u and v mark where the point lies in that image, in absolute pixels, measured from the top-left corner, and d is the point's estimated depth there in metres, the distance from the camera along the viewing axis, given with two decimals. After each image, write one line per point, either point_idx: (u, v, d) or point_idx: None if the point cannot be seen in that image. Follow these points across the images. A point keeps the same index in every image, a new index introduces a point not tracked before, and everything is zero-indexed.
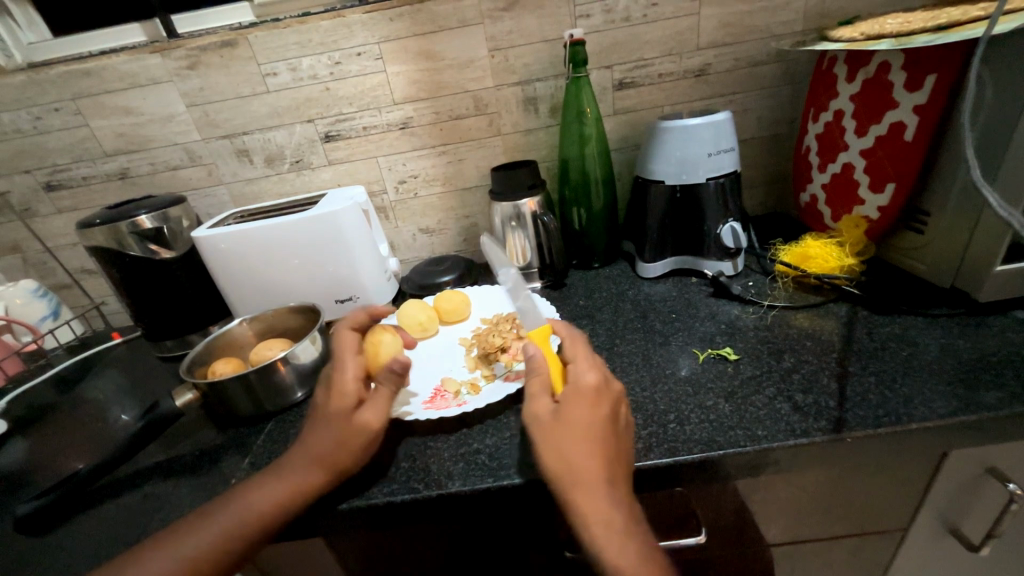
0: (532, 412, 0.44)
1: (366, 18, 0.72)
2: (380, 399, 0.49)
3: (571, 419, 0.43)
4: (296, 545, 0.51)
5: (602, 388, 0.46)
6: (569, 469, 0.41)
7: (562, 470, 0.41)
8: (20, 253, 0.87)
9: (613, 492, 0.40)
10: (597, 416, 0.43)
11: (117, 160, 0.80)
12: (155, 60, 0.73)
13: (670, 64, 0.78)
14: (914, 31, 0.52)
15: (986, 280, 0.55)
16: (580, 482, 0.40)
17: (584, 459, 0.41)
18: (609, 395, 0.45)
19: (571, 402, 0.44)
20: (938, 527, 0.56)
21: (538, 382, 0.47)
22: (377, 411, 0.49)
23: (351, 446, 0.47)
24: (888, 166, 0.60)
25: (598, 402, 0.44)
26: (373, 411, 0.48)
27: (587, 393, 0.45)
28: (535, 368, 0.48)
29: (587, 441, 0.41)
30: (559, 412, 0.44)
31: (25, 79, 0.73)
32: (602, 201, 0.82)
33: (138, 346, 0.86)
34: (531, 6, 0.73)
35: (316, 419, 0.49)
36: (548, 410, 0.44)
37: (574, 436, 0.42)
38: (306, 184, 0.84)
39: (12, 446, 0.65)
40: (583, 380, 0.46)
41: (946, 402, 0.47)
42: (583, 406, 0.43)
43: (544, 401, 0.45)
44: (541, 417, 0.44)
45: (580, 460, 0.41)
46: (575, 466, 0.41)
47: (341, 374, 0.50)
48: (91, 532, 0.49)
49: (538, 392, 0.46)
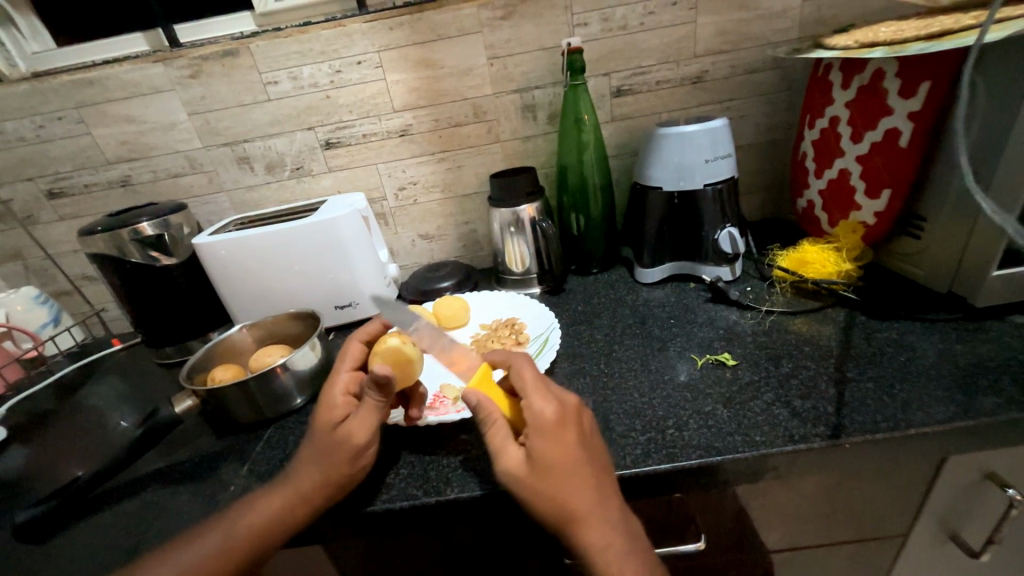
0: (505, 470, 0.41)
1: (366, 27, 0.73)
2: (365, 414, 0.48)
3: (548, 464, 0.40)
4: (294, 553, 0.51)
5: (565, 414, 0.43)
6: (564, 512, 0.40)
7: (556, 514, 0.40)
8: (21, 260, 0.88)
9: (610, 516, 0.40)
10: (571, 453, 0.41)
11: (119, 167, 0.81)
12: (157, 70, 0.74)
13: (667, 71, 0.79)
14: (907, 39, 0.52)
15: (983, 286, 0.55)
16: (579, 521, 0.40)
17: (577, 500, 0.40)
18: (575, 421, 0.43)
19: (541, 445, 0.41)
20: (938, 533, 0.56)
21: (500, 432, 0.43)
22: (364, 426, 0.47)
23: (336, 461, 0.46)
24: (883, 172, 0.60)
25: (568, 434, 0.42)
26: (357, 425, 0.47)
27: (553, 429, 0.42)
28: (488, 415, 0.43)
29: (572, 484, 0.40)
30: (533, 458, 0.41)
31: (29, 88, 0.74)
32: (600, 207, 0.82)
33: (138, 353, 0.86)
34: (530, 15, 0.74)
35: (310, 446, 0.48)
36: (520, 459, 0.41)
37: (557, 484, 0.40)
38: (306, 191, 0.85)
39: (12, 453, 0.65)
40: (545, 414, 0.42)
41: (944, 407, 0.47)
42: (555, 446, 0.41)
43: (513, 451, 0.42)
44: (519, 472, 0.41)
45: (572, 503, 0.40)
46: (569, 508, 0.40)
47: (328, 393, 0.50)
48: (88, 540, 0.49)
49: (502, 443, 0.42)
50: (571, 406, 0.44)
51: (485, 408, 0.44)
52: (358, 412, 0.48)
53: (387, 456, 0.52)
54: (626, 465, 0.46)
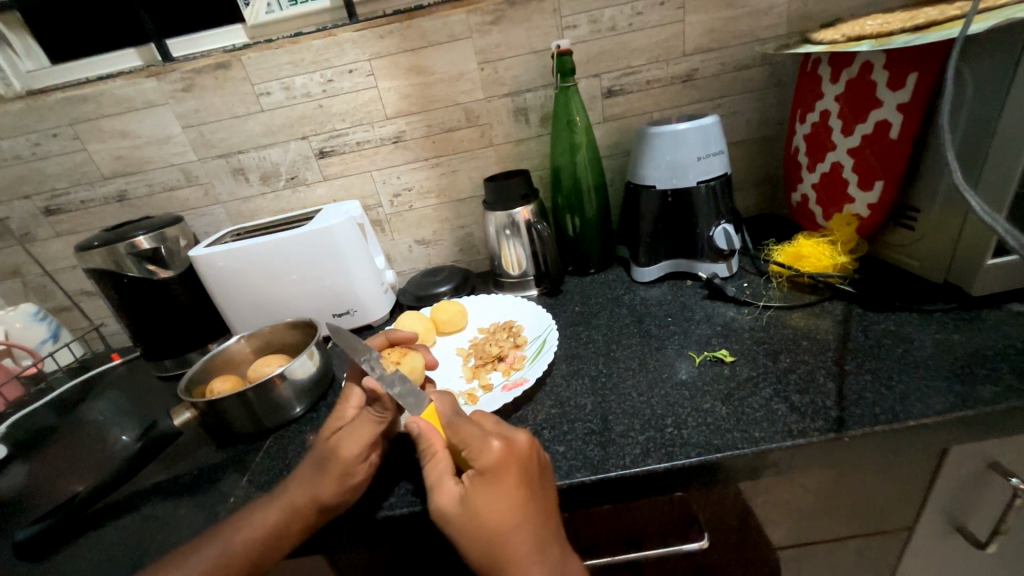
0: (437, 505, 0.40)
1: (356, 36, 0.73)
2: (361, 428, 0.48)
3: (482, 508, 0.39)
4: (296, 566, 0.51)
5: (511, 454, 0.41)
6: (496, 561, 0.38)
7: (484, 559, 0.39)
8: (20, 277, 0.88)
9: (548, 561, 0.39)
10: (509, 496, 0.39)
11: (115, 182, 0.81)
12: (150, 84, 0.74)
13: (658, 70, 0.79)
14: (893, 31, 0.53)
15: (977, 276, 0.55)
16: (510, 567, 0.38)
17: (511, 545, 0.38)
18: (522, 460, 0.41)
19: (479, 485, 0.40)
20: (945, 525, 0.56)
21: (439, 467, 0.42)
22: (359, 440, 0.47)
23: (322, 476, 0.45)
24: (875, 164, 0.60)
25: (511, 476, 0.40)
26: (350, 439, 0.47)
27: (495, 470, 0.40)
28: (429, 447, 0.43)
29: (508, 531, 0.39)
30: (467, 498, 0.40)
31: (24, 107, 0.75)
32: (595, 207, 0.82)
33: (138, 366, 0.86)
34: (519, 18, 0.74)
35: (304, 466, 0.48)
36: (455, 497, 0.40)
37: (491, 529, 0.39)
38: (301, 200, 0.85)
39: (13, 471, 0.65)
40: (487, 453, 0.41)
41: (943, 398, 0.46)
42: (493, 488, 0.40)
43: (448, 487, 0.41)
44: (450, 509, 0.40)
45: (503, 549, 0.38)
46: (502, 555, 0.38)
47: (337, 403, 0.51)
48: (88, 556, 0.49)
49: (439, 479, 0.41)
50: (522, 444, 0.42)
51: (432, 440, 0.43)
52: (352, 427, 0.48)
53: (386, 462, 0.51)
54: (625, 465, 0.46)
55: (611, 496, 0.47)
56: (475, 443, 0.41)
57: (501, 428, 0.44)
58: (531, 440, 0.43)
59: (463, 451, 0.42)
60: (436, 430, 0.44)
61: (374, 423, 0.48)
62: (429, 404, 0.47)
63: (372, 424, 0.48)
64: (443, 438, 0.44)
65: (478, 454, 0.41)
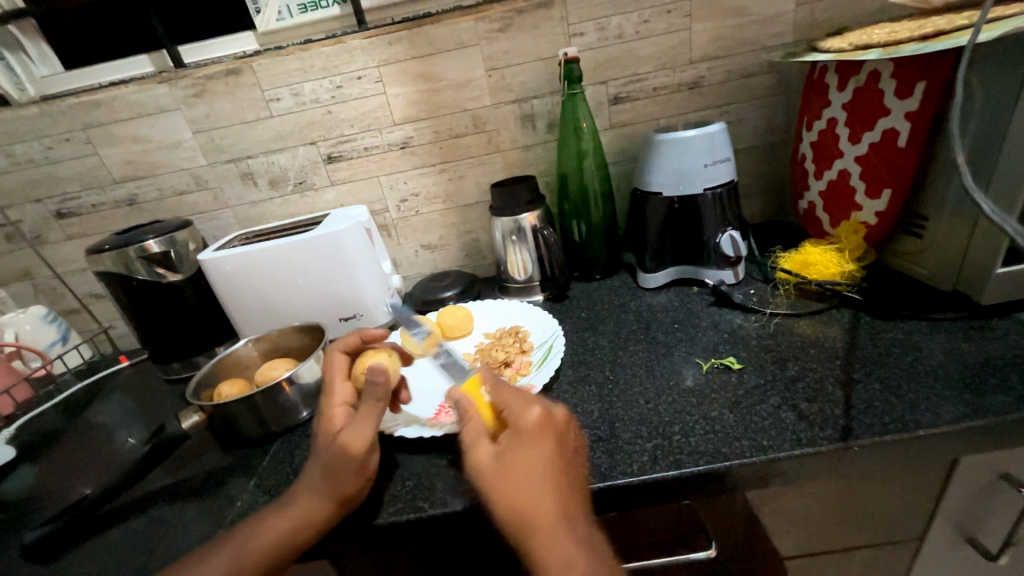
0: (474, 462, 0.40)
1: (365, 43, 0.74)
2: (363, 417, 0.47)
3: (516, 464, 0.39)
4: (302, 571, 0.51)
5: (549, 421, 0.42)
6: (527, 519, 0.38)
7: (517, 517, 0.38)
8: (30, 280, 0.89)
9: (576, 527, 0.38)
10: (547, 457, 0.40)
11: (125, 186, 0.82)
12: (162, 90, 0.75)
13: (664, 77, 0.79)
14: (900, 40, 0.53)
15: (987, 284, 0.55)
16: (542, 523, 0.37)
17: (543, 502, 0.38)
18: (557, 429, 0.42)
19: (515, 444, 0.40)
20: (955, 536, 0.55)
21: (478, 428, 0.43)
22: (359, 430, 0.46)
23: (334, 467, 0.45)
24: (883, 172, 0.60)
25: (548, 438, 0.41)
26: (353, 429, 0.46)
27: (532, 432, 0.41)
28: (467, 411, 0.45)
29: (541, 487, 0.38)
30: (502, 456, 0.40)
31: (37, 112, 0.76)
32: (601, 213, 0.82)
33: (146, 368, 0.87)
34: (526, 26, 0.75)
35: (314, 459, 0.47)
36: (491, 457, 0.40)
37: (524, 483, 0.38)
38: (309, 205, 0.86)
39: (21, 473, 0.66)
40: (526, 416, 0.42)
41: (953, 407, 0.46)
42: (528, 447, 0.40)
43: (484, 447, 0.41)
44: (486, 468, 0.40)
45: (536, 505, 0.38)
46: (534, 512, 0.38)
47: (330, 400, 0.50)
48: (96, 559, 0.49)
49: (476, 439, 0.42)
50: (559, 417, 0.44)
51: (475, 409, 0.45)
52: (353, 421, 0.47)
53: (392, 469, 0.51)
54: (632, 472, 0.46)
55: (618, 504, 0.46)
56: (512, 406, 0.44)
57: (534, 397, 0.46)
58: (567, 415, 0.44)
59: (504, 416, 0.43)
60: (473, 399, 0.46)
61: (374, 413, 0.47)
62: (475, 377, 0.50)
63: (375, 415, 0.47)
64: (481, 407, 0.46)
65: (518, 416, 0.42)
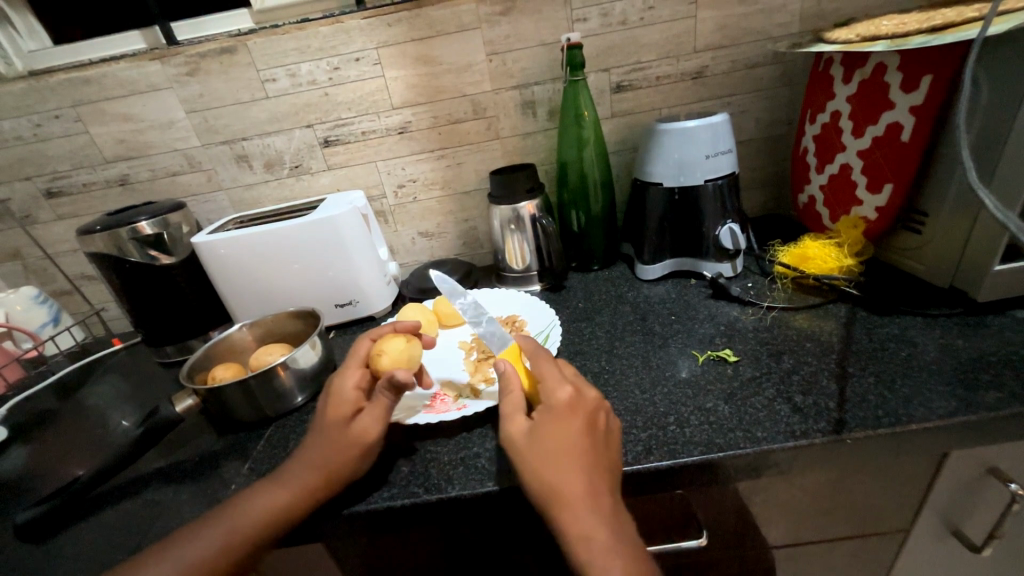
0: (507, 433, 0.44)
1: (364, 24, 0.72)
2: (379, 408, 0.49)
3: (547, 440, 0.42)
4: (296, 554, 0.51)
5: (580, 401, 0.45)
6: (553, 492, 0.40)
7: (545, 489, 0.40)
8: (20, 260, 0.88)
9: (601, 506, 0.39)
10: (574, 433, 0.42)
11: (117, 166, 0.80)
12: (154, 67, 0.73)
13: (667, 66, 0.78)
14: (909, 32, 0.52)
15: (984, 281, 0.55)
16: (564, 497, 0.39)
17: (567, 477, 0.40)
18: (587, 409, 0.44)
19: (549, 420, 0.43)
20: (941, 528, 0.56)
21: (516, 400, 0.46)
22: (377, 420, 0.48)
23: (346, 453, 0.46)
24: (885, 167, 0.60)
25: (574, 416, 0.43)
26: (370, 420, 0.48)
27: (562, 408, 0.44)
28: (507, 385, 0.47)
29: (565, 462, 0.41)
30: (535, 430, 0.43)
31: (26, 87, 0.74)
32: (600, 203, 0.81)
33: (139, 351, 0.86)
34: (529, 10, 0.73)
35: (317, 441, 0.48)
36: (524, 429, 0.43)
37: (551, 459, 0.41)
38: (305, 189, 0.85)
39: (13, 453, 0.65)
40: (558, 394, 0.45)
41: (945, 403, 0.47)
42: (558, 423, 0.43)
43: (519, 420, 0.44)
44: (517, 440, 0.43)
45: (561, 479, 0.40)
46: (559, 486, 0.40)
47: (341, 383, 0.50)
48: (89, 540, 0.49)
49: (512, 411, 0.45)
50: (591, 399, 0.45)
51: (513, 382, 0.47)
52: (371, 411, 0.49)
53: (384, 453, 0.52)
54: (627, 462, 0.46)
55: None
56: (548, 382, 0.46)
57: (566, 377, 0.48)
58: (599, 396, 0.46)
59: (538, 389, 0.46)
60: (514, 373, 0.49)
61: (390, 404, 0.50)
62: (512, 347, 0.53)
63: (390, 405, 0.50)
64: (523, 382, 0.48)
65: (549, 392, 0.45)
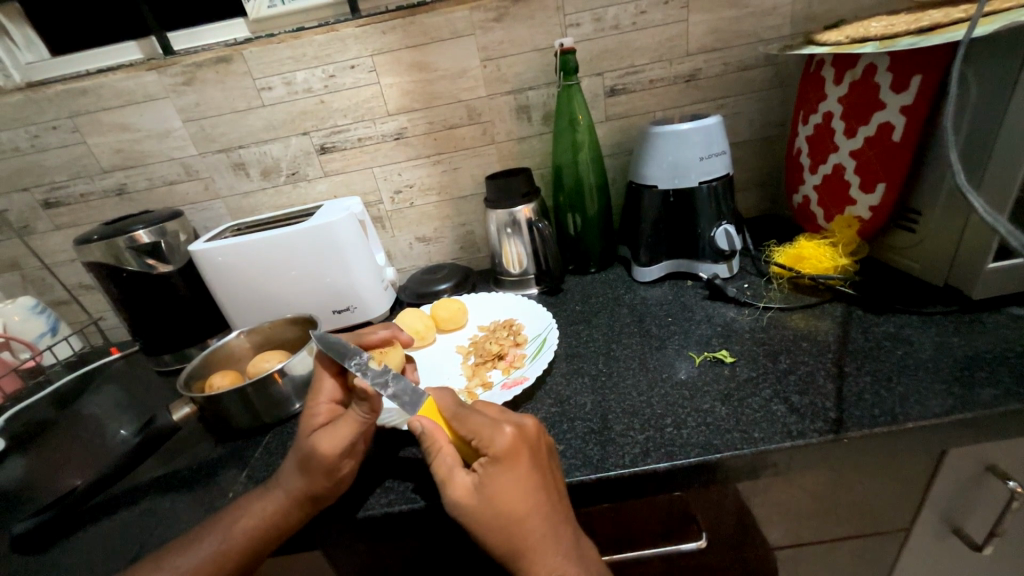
0: (453, 499, 0.40)
1: (359, 32, 0.73)
2: (342, 427, 0.46)
3: (497, 494, 0.40)
4: (294, 562, 0.51)
5: (522, 441, 0.41)
6: (514, 546, 0.39)
7: (504, 544, 0.39)
8: (18, 270, 0.88)
9: (563, 543, 0.40)
10: (525, 482, 0.40)
11: (114, 176, 0.81)
12: (151, 78, 0.74)
13: (660, 69, 0.79)
14: (897, 33, 0.52)
15: (978, 279, 0.56)
16: (528, 549, 0.39)
17: (528, 529, 0.39)
18: (532, 444, 0.42)
19: (493, 473, 0.40)
20: (941, 527, 0.56)
21: (447, 458, 0.41)
22: (335, 438, 0.46)
23: (309, 469, 0.45)
24: (877, 166, 0.60)
25: (523, 461, 0.40)
26: (329, 437, 0.46)
27: (508, 456, 0.40)
28: (434, 445, 0.42)
29: (523, 515, 0.39)
30: (482, 487, 0.40)
31: (23, 99, 0.74)
32: (596, 206, 0.82)
33: (137, 360, 0.86)
34: (522, 16, 0.74)
35: (292, 453, 0.47)
36: (469, 488, 0.40)
37: (506, 515, 0.39)
38: (302, 196, 0.85)
39: (10, 464, 0.65)
40: (499, 441, 0.41)
41: (941, 400, 0.47)
42: (507, 473, 0.40)
43: (461, 480, 0.41)
44: (466, 502, 0.40)
45: (519, 534, 0.39)
46: (519, 539, 0.39)
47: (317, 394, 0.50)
48: (86, 550, 0.49)
49: (450, 473, 0.41)
50: (530, 429, 0.42)
51: (435, 434, 0.42)
52: (333, 426, 0.47)
53: (377, 458, 0.52)
54: (625, 464, 0.46)
55: (611, 494, 0.47)
56: (490, 430, 0.41)
57: (500, 415, 0.44)
58: (538, 425, 0.43)
59: (475, 440, 0.42)
60: (440, 428, 0.43)
61: (356, 422, 0.47)
62: (429, 400, 0.46)
63: (356, 423, 0.47)
64: (446, 433, 0.44)
65: (491, 441, 0.41)
